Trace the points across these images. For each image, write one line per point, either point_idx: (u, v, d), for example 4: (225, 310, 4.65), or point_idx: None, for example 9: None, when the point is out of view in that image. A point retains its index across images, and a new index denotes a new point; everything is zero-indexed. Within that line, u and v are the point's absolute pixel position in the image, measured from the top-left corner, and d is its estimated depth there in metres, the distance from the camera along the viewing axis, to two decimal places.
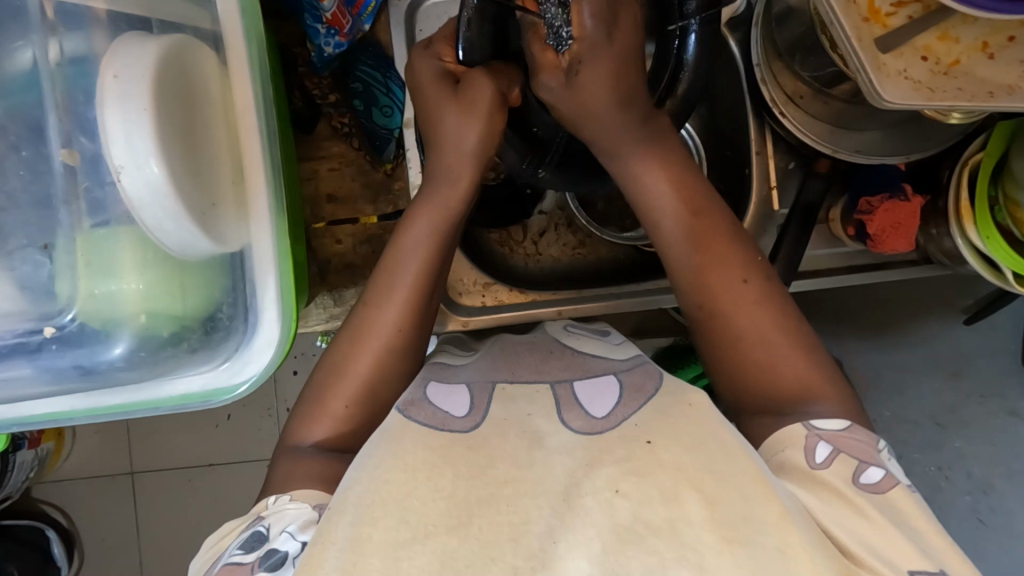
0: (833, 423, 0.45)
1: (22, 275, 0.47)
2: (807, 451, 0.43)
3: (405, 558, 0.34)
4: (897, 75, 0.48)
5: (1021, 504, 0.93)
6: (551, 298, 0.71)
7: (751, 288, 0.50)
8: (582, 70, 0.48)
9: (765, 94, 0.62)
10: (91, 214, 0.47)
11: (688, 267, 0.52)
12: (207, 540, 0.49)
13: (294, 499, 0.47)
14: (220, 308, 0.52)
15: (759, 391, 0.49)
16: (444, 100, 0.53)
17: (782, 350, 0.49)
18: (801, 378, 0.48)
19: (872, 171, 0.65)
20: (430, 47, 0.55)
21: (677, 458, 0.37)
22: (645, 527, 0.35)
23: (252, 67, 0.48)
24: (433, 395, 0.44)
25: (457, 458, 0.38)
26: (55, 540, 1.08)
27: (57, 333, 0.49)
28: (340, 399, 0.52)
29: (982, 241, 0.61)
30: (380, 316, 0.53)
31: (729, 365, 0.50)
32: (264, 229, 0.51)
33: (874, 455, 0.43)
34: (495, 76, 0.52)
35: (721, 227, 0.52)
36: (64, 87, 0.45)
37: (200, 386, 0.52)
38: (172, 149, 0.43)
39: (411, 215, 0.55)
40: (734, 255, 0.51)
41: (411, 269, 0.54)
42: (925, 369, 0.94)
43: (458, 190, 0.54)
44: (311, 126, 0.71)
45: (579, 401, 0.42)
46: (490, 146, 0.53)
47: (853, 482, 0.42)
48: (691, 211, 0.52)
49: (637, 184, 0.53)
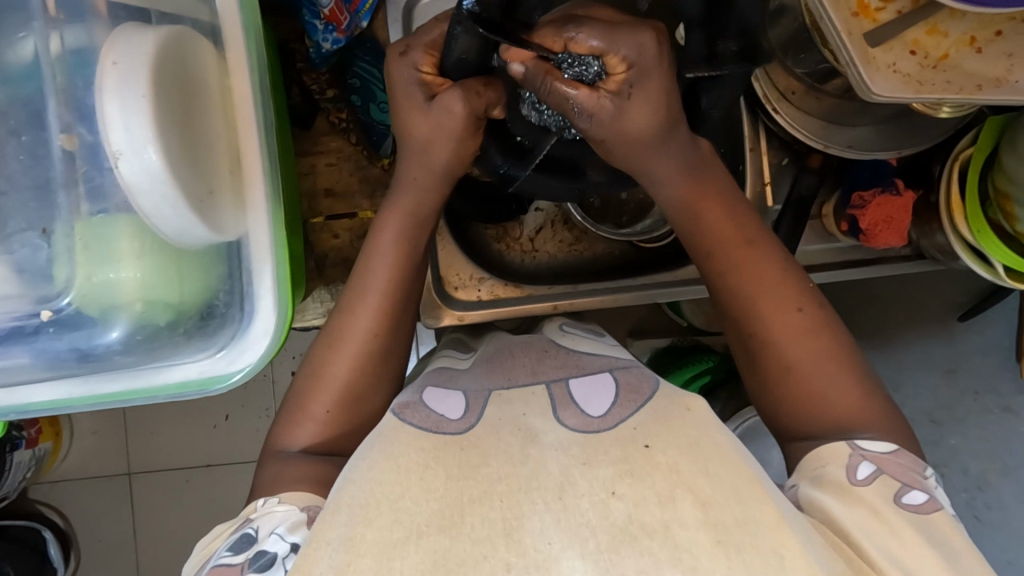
0: (879, 445, 0.46)
1: (20, 258, 0.48)
2: (848, 468, 0.44)
3: (397, 558, 0.34)
4: (886, 69, 0.49)
5: (1017, 500, 0.92)
6: (547, 293, 0.71)
7: (806, 316, 0.51)
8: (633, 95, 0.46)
9: (758, 91, 0.64)
10: (90, 201, 0.47)
11: (739, 295, 0.52)
12: (198, 543, 0.49)
13: (282, 501, 0.48)
14: (217, 295, 0.53)
15: (810, 422, 0.49)
16: (415, 114, 0.52)
17: (836, 380, 0.49)
18: (852, 408, 0.48)
19: (865, 168, 0.66)
20: (406, 54, 0.52)
21: (676, 462, 0.37)
22: (640, 529, 0.34)
23: (250, 62, 0.50)
24: (428, 399, 0.45)
25: (449, 460, 0.39)
26: (51, 541, 1.06)
27: (54, 317, 0.49)
28: (320, 404, 0.53)
29: (972, 236, 0.61)
30: (353, 322, 0.54)
31: (779, 393, 0.50)
32: (261, 220, 0.51)
33: (917, 480, 0.44)
34: (471, 98, 0.50)
35: (771, 255, 0.52)
36: (64, 75, 0.46)
37: (197, 374, 0.53)
38: (170, 135, 0.44)
39: (379, 220, 0.55)
40: (787, 283, 0.51)
41: (382, 274, 0.54)
42: (919, 364, 0.94)
43: (426, 193, 0.55)
44: (308, 122, 0.71)
45: (574, 400, 0.42)
46: (461, 156, 0.53)
47: (895, 501, 0.42)
48: (744, 240, 0.52)
49: (677, 209, 0.53)
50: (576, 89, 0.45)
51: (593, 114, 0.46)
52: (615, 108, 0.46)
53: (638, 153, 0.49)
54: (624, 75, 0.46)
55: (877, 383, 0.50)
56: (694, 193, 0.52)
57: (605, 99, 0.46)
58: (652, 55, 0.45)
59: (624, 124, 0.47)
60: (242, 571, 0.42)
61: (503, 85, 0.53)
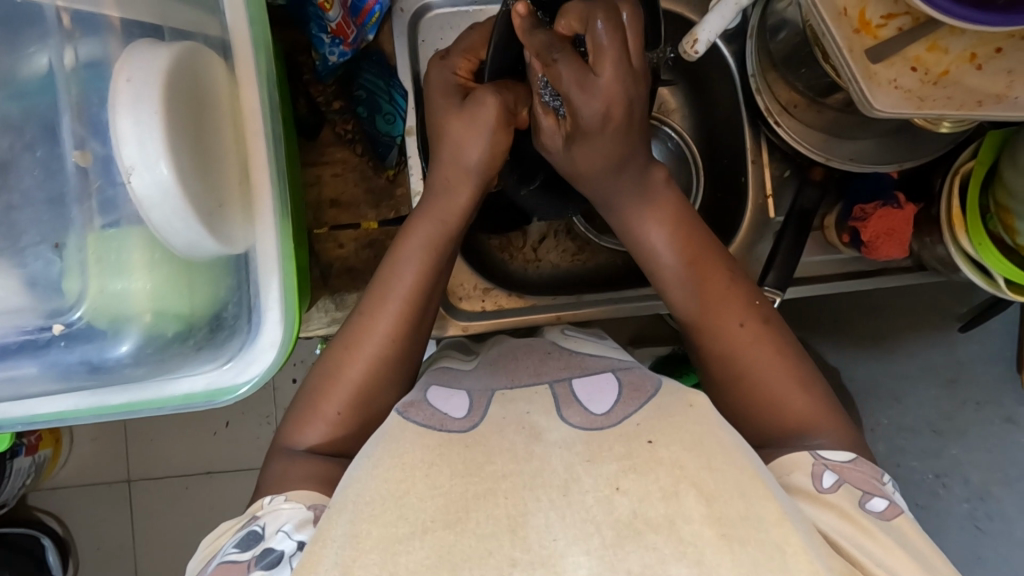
0: (838, 454, 0.47)
1: (33, 272, 0.48)
2: (814, 476, 0.45)
3: (402, 553, 0.34)
4: (888, 84, 0.50)
5: (1019, 511, 0.93)
6: (550, 303, 0.72)
7: (749, 330, 0.52)
8: (577, 146, 0.51)
9: (760, 103, 0.65)
10: (102, 213, 0.48)
11: (684, 307, 0.54)
12: (206, 539, 0.49)
13: (289, 499, 0.48)
14: (226, 307, 0.53)
15: (766, 425, 0.51)
16: (450, 111, 0.55)
17: (786, 386, 0.51)
18: (806, 417, 0.50)
19: (867, 180, 0.67)
20: (447, 58, 0.58)
21: (679, 458, 0.37)
22: (645, 524, 0.35)
23: (260, 75, 0.50)
24: (433, 399, 0.44)
25: (454, 457, 0.38)
26: (49, 548, 1.07)
27: (66, 330, 0.50)
28: (333, 405, 0.53)
29: (973, 248, 0.61)
30: (372, 324, 0.54)
31: (736, 398, 0.52)
32: (268, 232, 0.52)
33: (877, 487, 0.45)
34: (502, 93, 0.54)
35: (720, 272, 0.54)
36: (79, 89, 0.46)
37: (204, 385, 0.52)
38: (181, 149, 0.44)
39: (410, 225, 0.56)
40: (731, 296, 0.53)
41: (406, 281, 0.54)
42: (923, 376, 0.94)
43: (456, 201, 0.56)
44: (313, 133, 0.72)
45: (578, 399, 0.42)
46: (491, 159, 0.55)
47: (860, 506, 0.43)
48: (688, 258, 0.54)
49: (641, 236, 0.55)
50: (542, 116, 0.53)
51: (548, 148, 0.54)
52: (565, 147, 0.53)
53: (602, 184, 0.53)
54: (572, 128, 0.51)
55: (826, 384, 0.53)
56: (643, 223, 0.54)
57: (556, 140, 0.53)
58: (597, 126, 0.49)
59: (574, 162, 0.53)
60: (248, 570, 0.43)
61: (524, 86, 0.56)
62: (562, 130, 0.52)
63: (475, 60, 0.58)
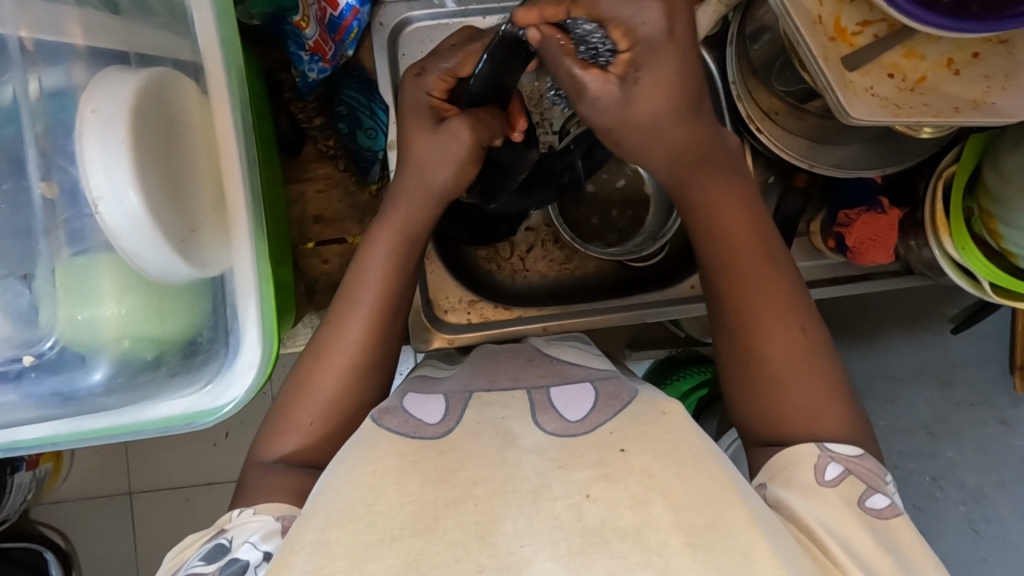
0: (846, 448, 0.47)
1: (4, 303, 0.48)
2: (817, 468, 0.45)
3: (370, 560, 0.33)
4: (863, 92, 0.49)
5: (1014, 512, 0.92)
6: (537, 315, 0.71)
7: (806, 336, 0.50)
8: (638, 80, 0.44)
9: (742, 111, 0.63)
10: (70, 243, 0.48)
11: (747, 301, 0.51)
12: (168, 554, 0.48)
13: (257, 511, 0.48)
14: (201, 332, 0.54)
15: (787, 435, 0.48)
16: (421, 130, 0.56)
17: (822, 400, 0.49)
18: (834, 430, 0.48)
19: (850, 187, 0.66)
20: (422, 77, 0.57)
21: (651, 466, 0.36)
22: (612, 532, 0.34)
23: (234, 98, 0.50)
24: (408, 404, 0.43)
25: (425, 464, 0.38)
26: (53, 562, 1.07)
27: (36, 361, 0.50)
28: (305, 415, 0.53)
29: (958, 253, 0.61)
30: (341, 333, 0.54)
31: (763, 403, 0.50)
32: (244, 254, 0.52)
33: (880, 483, 0.45)
34: (477, 128, 0.54)
35: (785, 273, 0.52)
36: (44, 121, 0.47)
37: (182, 408, 0.52)
38: (150, 175, 0.44)
39: (371, 237, 0.56)
40: (791, 299, 0.51)
41: (371, 285, 0.54)
42: (915, 377, 0.94)
43: (414, 211, 0.56)
44: (295, 150, 0.71)
45: (554, 405, 0.41)
46: (457, 179, 0.56)
47: (857, 504, 0.43)
48: (758, 248, 0.52)
49: (720, 216, 0.52)
50: (586, 69, 0.45)
51: (598, 98, 0.46)
52: (621, 92, 0.45)
53: (667, 143, 0.48)
54: (628, 55, 0.44)
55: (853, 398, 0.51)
56: (716, 197, 0.52)
57: (611, 84, 0.45)
58: (662, 33, 0.43)
59: (631, 114, 0.46)
60: None
61: (501, 116, 0.58)
62: (612, 78, 0.45)
63: (453, 80, 0.57)
